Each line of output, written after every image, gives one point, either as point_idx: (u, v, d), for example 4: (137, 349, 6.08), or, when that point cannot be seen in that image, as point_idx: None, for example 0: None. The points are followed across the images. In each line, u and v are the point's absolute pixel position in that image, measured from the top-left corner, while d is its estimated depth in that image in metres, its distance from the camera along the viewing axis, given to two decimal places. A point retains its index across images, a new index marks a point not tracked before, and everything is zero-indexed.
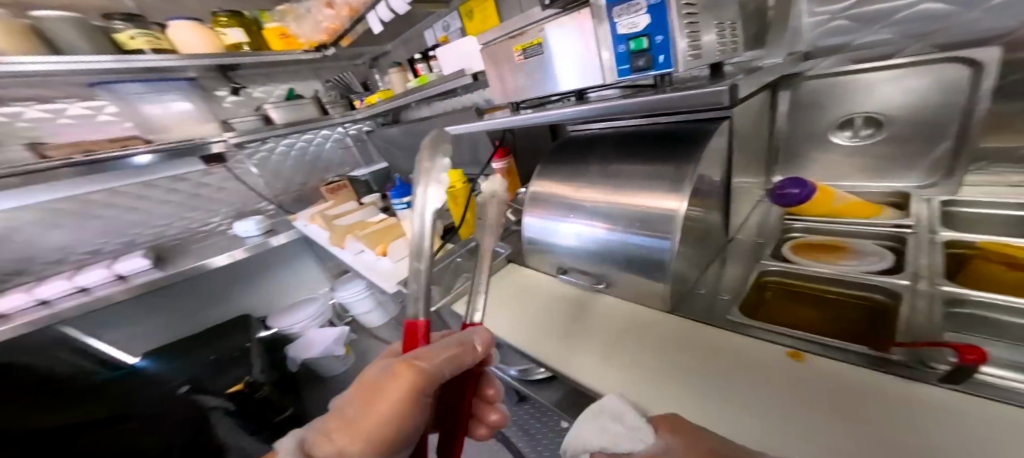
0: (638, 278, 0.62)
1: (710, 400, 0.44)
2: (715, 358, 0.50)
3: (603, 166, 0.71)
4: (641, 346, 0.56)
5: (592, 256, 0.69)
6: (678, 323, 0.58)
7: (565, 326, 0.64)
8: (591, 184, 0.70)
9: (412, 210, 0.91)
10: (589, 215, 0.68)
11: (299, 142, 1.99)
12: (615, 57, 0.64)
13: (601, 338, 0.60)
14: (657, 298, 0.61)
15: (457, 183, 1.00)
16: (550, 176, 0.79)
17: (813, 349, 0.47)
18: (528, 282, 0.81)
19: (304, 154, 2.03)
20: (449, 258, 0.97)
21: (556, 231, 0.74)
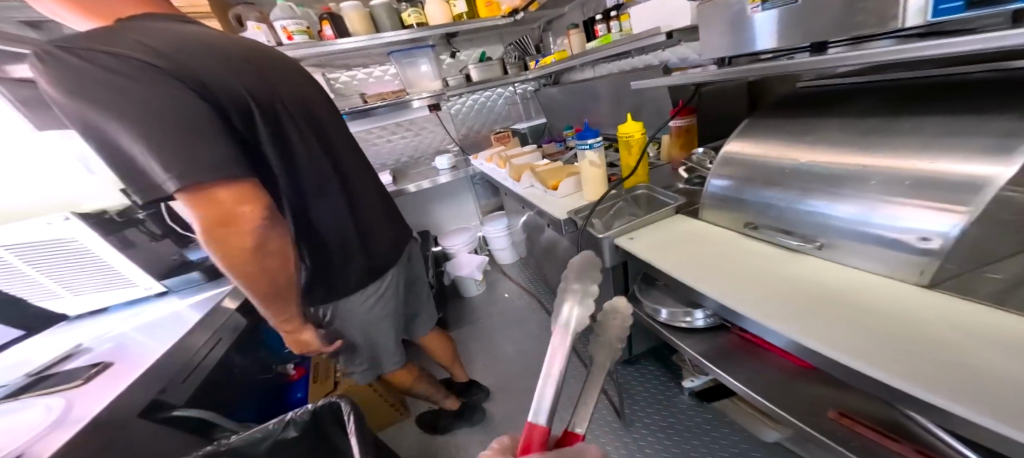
0: (887, 249, 0.53)
1: (876, 326, 0.45)
2: (947, 321, 0.44)
3: (856, 127, 0.62)
4: (840, 291, 0.54)
5: (817, 224, 0.62)
6: (930, 294, 0.49)
7: (745, 263, 0.66)
8: (833, 144, 0.63)
9: (596, 149, 1.00)
10: (838, 180, 0.60)
11: (482, 98, 2.34)
12: None
13: (788, 277, 0.60)
14: (911, 271, 0.51)
15: (636, 133, 1.02)
16: (770, 136, 0.76)
17: None
18: (703, 231, 0.81)
19: (481, 109, 2.37)
20: (613, 200, 1.00)
21: (757, 191, 0.72)
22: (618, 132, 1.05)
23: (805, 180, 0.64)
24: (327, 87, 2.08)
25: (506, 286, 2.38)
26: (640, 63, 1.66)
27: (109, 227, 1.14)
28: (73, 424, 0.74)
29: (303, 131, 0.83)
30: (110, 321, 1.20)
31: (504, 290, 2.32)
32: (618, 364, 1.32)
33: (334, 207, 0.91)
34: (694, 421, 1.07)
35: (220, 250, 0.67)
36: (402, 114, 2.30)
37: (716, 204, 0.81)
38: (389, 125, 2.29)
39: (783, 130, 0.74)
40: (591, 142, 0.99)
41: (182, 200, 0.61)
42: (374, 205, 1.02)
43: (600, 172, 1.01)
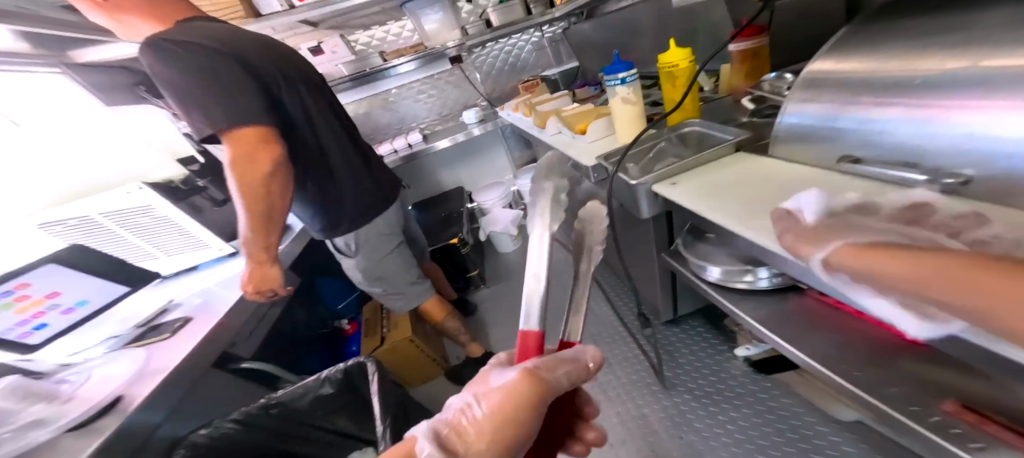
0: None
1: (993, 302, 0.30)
2: None
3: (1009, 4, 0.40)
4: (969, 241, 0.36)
5: (920, 160, 0.45)
6: None
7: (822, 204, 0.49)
8: (959, 37, 0.43)
9: (629, 85, 0.85)
10: (980, 79, 0.38)
11: (507, 47, 2.15)
12: None
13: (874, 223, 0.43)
14: None
15: (682, 62, 0.85)
16: (866, 48, 0.56)
17: None
18: (780, 172, 0.64)
19: (507, 57, 2.18)
20: (653, 141, 0.85)
21: (849, 116, 0.54)
22: (657, 64, 0.89)
23: (934, 90, 0.43)
24: (349, 50, 2.03)
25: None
26: None
27: (177, 195, 1.27)
28: (154, 375, 0.84)
29: (304, 98, 1.06)
30: (190, 281, 1.33)
31: None
32: (661, 324, 1.24)
33: (334, 143, 1.14)
34: (748, 386, 0.98)
35: (241, 181, 0.93)
36: (430, 68, 2.21)
37: (795, 138, 0.64)
38: (415, 84, 2.21)
39: (894, 32, 0.53)
40: (624, 76, 0.84)
41: (225, 140, 0.90)
42: (370, 157, 1.29)
43: (634, 110, 0.87)
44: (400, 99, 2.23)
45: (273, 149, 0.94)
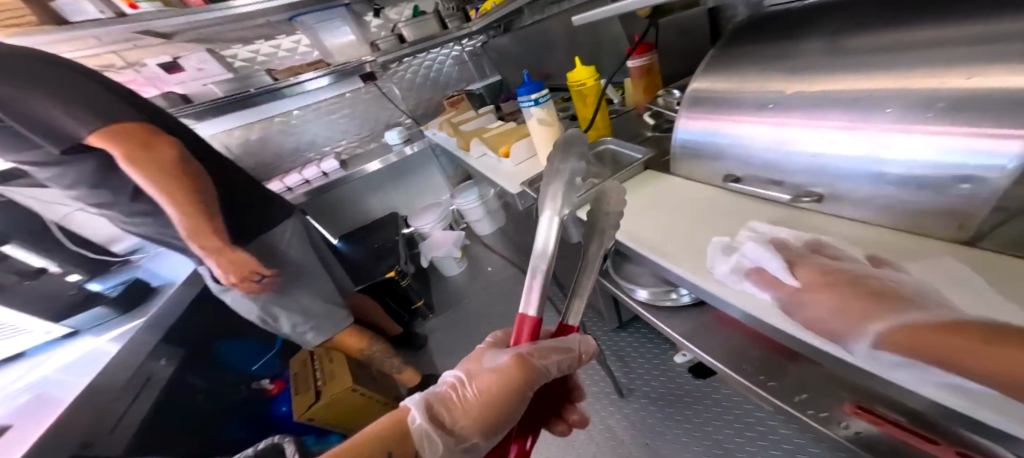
0: (905, 199, 0.42)
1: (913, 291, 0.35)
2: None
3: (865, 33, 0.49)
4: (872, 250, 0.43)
5: (805, 172, 0.52)
6: (974, 256, 0.38)
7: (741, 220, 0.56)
8: (829, 61, 0.50)
9: (542, 106, 0.83)
10: (852, 100, 0.46)
11: (425, 61, 2.10)
12: None
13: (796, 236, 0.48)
14: (942, 223, 0.41)
15: (588, 80, 0.86)
16: (740, 67, 0.63)
17: None
18: (682, 188, 0.71)
19: (428, 73, 2.14)
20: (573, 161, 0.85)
21: (734, 133, 0.61)
22: (568, 82, 0.89)
23: (792, 116, 0.52)
24: (223, 67, 1.79)
25: (488, 259, 2.29)
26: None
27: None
28: None
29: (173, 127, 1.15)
30: (19, 391, 1.12)
31: (487, 264, 2.25)
32: (609, 330, 1.25)
33: (217, 165, 1.21)
34: (691, 378, 1.03)
35: (139, 169, 0.94)
36: (338, 89, 2.04)
37: (688, 155, 0.71)
38: (324, 104, 2.04)
39: (759, 57, 0.61)
40: (536, 98, 0.82)
41: (98, 137, 0.92)
42: (260, 186, 1.32)
43: (551, 132, 0.86)
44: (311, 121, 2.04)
45: (165, 142, 0.98)
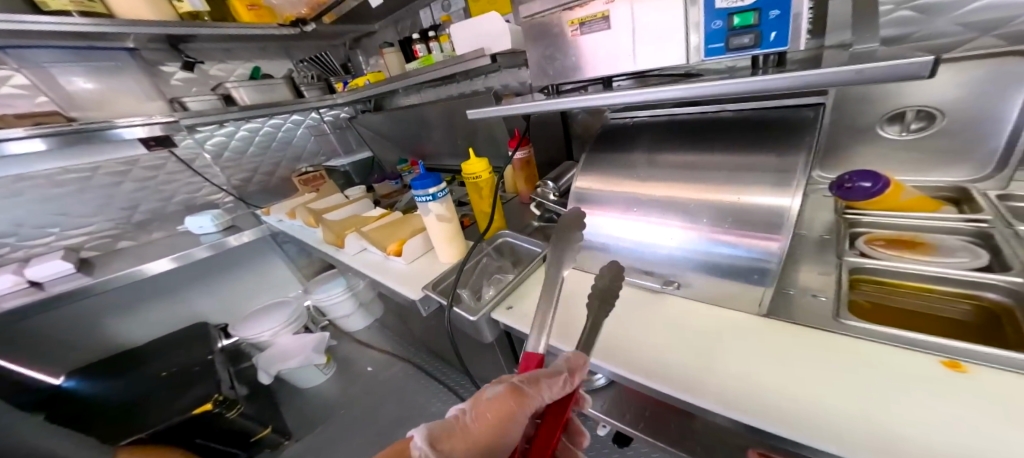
0: (731, 280, 0.62)
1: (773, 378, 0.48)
2: (812, 354, 0.50)
3: (674, 154, 0.72)
4: (724, 329, 0.58)
5: (671, 259, 0.69)
6: (771, 324, 0.57)
7: (635, 314, 0.65)
8: (661, 174, 0.72)
9: (441, 201, 0.81)
10: (686, 206, 0.67)
11: (265, 127, 1.84)
12: (701, 34, 0.55)
13: (680, 330, 0.60)
14: (750, 302, 0.60)
15: (483, 172, 0.90)
16: (604, 171, 0.80)
17: (956, 356, 0.46)
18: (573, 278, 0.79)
19: (268, 142, 1.87)
20: (478, 257, 0.89)
21: (614, 230, 0.76)
22: (462, 173, 0.91)
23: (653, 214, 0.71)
24: None
25: (363, 358, 1.94)
26: (462, 89, 1.62)
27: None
28: None
29: None
30: None
31: (364, 364, 1.90)
32: None
33: None
34: (606, 449, 1.06)
35: None
36: (76, 157, 1.42)
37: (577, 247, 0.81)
38: (67, 175, 1.41)
39: (612, 165, 0.80)
40: (435, 192, 0.79)
41: None
42: None
43: (453, 230, 0.85)
44: (20, 197, 1.35)
45: None
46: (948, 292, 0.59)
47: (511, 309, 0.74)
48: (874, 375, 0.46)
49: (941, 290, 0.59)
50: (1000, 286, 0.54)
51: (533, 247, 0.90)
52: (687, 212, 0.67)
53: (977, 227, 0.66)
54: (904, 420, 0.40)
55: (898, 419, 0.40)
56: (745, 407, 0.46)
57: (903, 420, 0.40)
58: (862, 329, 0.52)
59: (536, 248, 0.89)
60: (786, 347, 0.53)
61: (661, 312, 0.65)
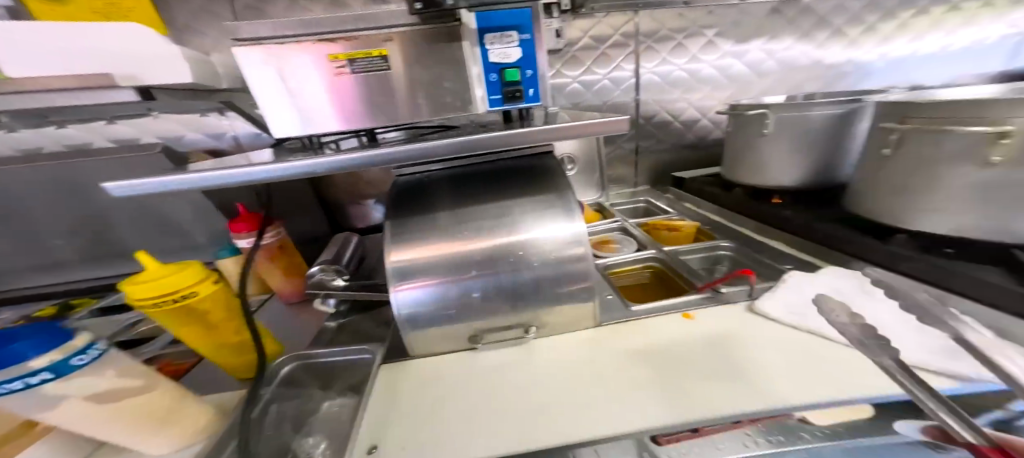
0: (562, 306, 0.59)
1: (674, 386, 0.46)
2: (665, 349, 0.54)
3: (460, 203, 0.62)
4: (601, 361, 0.54)
5: (505, 308, 0.58)
6: (610, 330, 0.61)
7: (525, 389, 0.50)
8: (468, 225, 0.59)
9: (80, 372, 0.37)
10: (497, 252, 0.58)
11: None
12: (481, 86, 0.58)
13: (575, 383, 0.49)
14: (586, 319, 0.62)
15: (204, 286, 0.49)
16: (397, 234, 0.59)
17: (688, 307, 0.61)
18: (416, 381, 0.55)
19: None
20: (260, 408, 0.51)
21: (429, 300, 0.56)
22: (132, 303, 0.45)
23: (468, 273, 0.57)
24: None
25: None
26: (26, 143, 0.90)
27: None
28: None
29: None
30: None
31: None
32: None
33: None
34: None
35: None
36: None
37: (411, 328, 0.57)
38: None
39: (405, 218, 0.61)
40: (58, 359, 0.35)
41: None
42: None
43: (162, 398, 0.44)
44: None
45: None
46: (639, 267, 0.81)
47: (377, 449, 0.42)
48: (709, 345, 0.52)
49: (636, 266, 0.81)
50: (653, 256, 0.80)
51: (351, 356, 0.61)
52: (510, 258, 0.57)
53: (615, 223, 0.97)
54: (764, 374, 0.45)
55: (755, 374, 0.46)
56: (669, 407, 0.43)
57: (762, 374, 0.45)
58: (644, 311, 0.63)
59: (361, 355, 0.61)
60: (655, 349, 0.54)
61: (545, 363, 0.55)
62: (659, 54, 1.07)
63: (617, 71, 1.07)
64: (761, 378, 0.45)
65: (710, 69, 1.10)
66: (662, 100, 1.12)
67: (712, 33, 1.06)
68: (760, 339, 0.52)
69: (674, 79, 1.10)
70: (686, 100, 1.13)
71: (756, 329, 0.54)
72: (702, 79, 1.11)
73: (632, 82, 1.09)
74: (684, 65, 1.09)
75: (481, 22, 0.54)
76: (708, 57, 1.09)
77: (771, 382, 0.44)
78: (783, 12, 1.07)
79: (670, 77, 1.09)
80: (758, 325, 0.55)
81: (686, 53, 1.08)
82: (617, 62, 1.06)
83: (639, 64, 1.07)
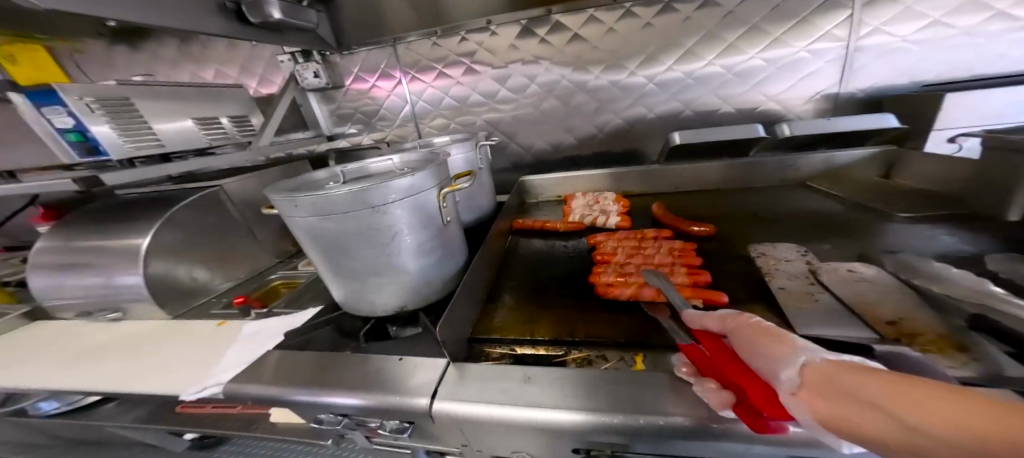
0: (146, 300, 0.84)
1: (111, 361, 0.71)
2: (153, 342, 0.76)
3: (136, 201, 0.94)
4: (131, 337, 0.80)
5: (96, 288, 0.85)
6: (171, 325, 0.83)
7: (67, 345, 0.79)
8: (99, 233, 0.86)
9: None
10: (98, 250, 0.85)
11: None
12: (36, 97, 0.75)
13: (84, 349, 0.77)
14: (166, 309, 0.86)
15: None
16: (67, 226, 0.91)
17: (231, 316, 0.81)
18: (62, 328, 0.88)
19: None
20: None
21: (59, 275, 0.87)
22: None
23: (82, 259, 0.86)
24: None
25: None
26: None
27: None
28: None
29: None
30: None
31: None
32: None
33: None
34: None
35: None
36: None
37: (61, 302, 0.89)
38: None
39: (90, 213, 0.92)
40: None
41: None
42: None
43: None
44: None
45: None
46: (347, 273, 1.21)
47: None
48: (167, 347, 0.73)
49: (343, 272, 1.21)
50: None
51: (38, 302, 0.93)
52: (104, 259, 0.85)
53: None
54: (138, 370, 0.67)
55: (135, 370, 0.67)
56: (72, 381, 0.66)
57: (140, 369, 0.67)
58: (216, 312, 0.85)
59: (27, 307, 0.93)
60: (154, 340, 0.76)
61: (117, 329, 0.84)
62: (426, 83, 1.23)
63: (395, 91, 1.27)
64: (134, 373, 0.66)
65: (475, 97, 1.20)
66: (444, 124, 1.29)
67: (470, 59, 1.15)
68: (196, 345, 0.72)
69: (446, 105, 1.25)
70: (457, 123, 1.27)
71: (213, 340, 0.72)
72: (472, 104, 1.22)
73: (409, 110, 1.30)
74: (450, 94, 1.23)
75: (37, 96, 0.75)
76: (472, 85, 1.19)
77: (129, 376, 0.65)
78: (535, 35, 1.06)
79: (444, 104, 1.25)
80: (205, 343, 0.72)
81: (449, 80, 1.21)
82: (401, 88, 1.27)
83: (416, 92, 1.26)
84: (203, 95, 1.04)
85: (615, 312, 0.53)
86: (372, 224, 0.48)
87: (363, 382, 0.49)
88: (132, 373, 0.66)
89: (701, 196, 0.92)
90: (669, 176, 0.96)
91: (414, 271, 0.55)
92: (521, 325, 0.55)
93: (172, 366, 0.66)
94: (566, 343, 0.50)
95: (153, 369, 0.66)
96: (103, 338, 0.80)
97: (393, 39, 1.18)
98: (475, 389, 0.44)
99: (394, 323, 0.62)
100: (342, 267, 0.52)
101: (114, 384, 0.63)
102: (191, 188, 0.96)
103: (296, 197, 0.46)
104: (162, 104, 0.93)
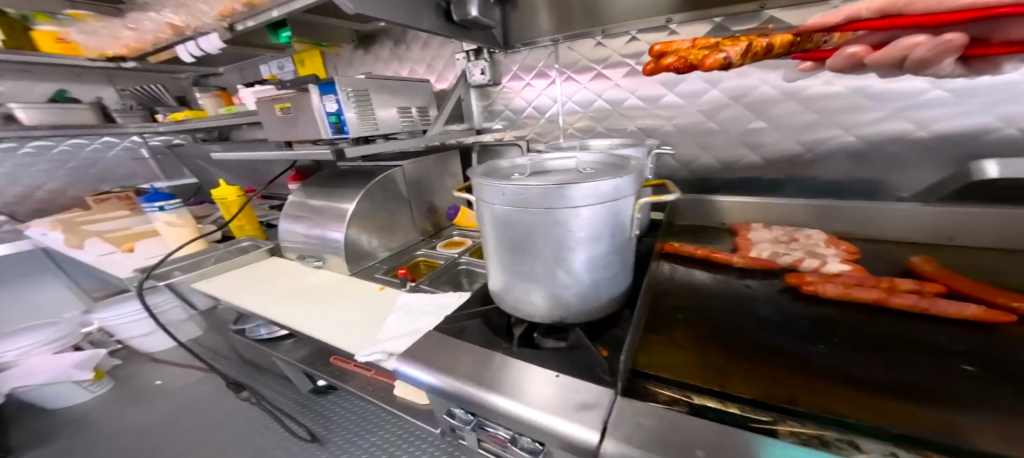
0: (338, 256, 1.04)
1: (312, 300, 0.89)
2: (339, 292, 0.92)
3: (344, 175, 1.17)
4: (326, 283, 1.00)
5: (310, 238, 1.09)
6: (350, 280, 1.00)
7: (289, 279, 1.03)
8: (322, 196, 1.11)
9: (165, 211, 1.19)
10: (318, 210, 1.09)
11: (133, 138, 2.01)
12: (320, 86, 0.97)
13: (297, 285, 0.99)
14: (346, 267, 1.04)
15: (230, 195, 1.25)
16: (303, 188, 1.19)
17: (393, 285, 0.93)
18: (284, 263, 1.15)
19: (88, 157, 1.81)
20: (222, 249, 1.20)
21: (292, 224, 1.15)
22: (214, 195, 1.25)
23: (307, 214, 1.11)
24: None
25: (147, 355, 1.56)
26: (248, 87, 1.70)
27: None
28: None
29: None
30: None
31: None
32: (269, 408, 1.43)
33: None
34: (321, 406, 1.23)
35: None
36: None
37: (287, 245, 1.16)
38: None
39: (317, 181, 1.19)
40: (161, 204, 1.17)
41: None
42: None
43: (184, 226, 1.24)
44: None
45: None
46: None
47: (213, 280, 1.05)
48: (348, 300, 0.87)
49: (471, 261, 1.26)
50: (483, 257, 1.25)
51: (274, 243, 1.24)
52: (320, 217, 1.08)
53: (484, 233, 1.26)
54: (325, 315, 0.81)
55: (326, 314, 0.82)
56: (289, 312, 0.85)
57: (327, 315, 0.81)
58: (382, 277, 0.99)
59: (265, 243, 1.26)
60: (340, 291, 0.93)
61: (317, 274, 1.06)
62: (581, 84, 1.21)
63: (548, 90, 1.28)
64: (326, 316, 0.80)
65: (635, 102, 1.12)
66: (593, 128, 1.24)
67: (637, 62, 1.07)
68: (368, 305, 0.84)
69: (597, 110, 1.21)
70: (607, 127, 1.21)
71: (380, 305, 0.83)
72: (630, 108, 1.14)
73: (556, 112, 1.30)
74: (604, 97, 1.18)
75: (320, 86, 0.96)
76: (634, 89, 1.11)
77: (323, 319, 0.79)
78: (732, 34, 0.91)
79: (595, 107, 1.21)
80: (376, 305, 0.83)
81: (608, 84, 1.15)
82: (555, 86, 1.26)
83: (570, 94, 1.24)
84: (400, 88, 1.22)
85: (858, 391, 0.38)
86: (563, 224, 0.46)
87: (501, 387, 0.48)
88: (324, 316, 0.81)
89: (1009, 262, 0.61)
90: (937, 224, 0.71)
91: (590, 281, 0.51)
92: (706, 370, 0.45)
93: (352, 320, 0.78)
94: (778, 409, 0.38)
95: (337, 317, 0.79)
96: (309, 279, 1.02)
97: (557, 38, 1.19)
98: (652, 437, 0.37)
99: (546, 330, 0.59)
100: (520, 263, 0.51)
101: (314, 323, 0.78)
102: (385, 167, 1.16)
103: (501, 186, 0.46)
104: (380, 97, 1.12)
